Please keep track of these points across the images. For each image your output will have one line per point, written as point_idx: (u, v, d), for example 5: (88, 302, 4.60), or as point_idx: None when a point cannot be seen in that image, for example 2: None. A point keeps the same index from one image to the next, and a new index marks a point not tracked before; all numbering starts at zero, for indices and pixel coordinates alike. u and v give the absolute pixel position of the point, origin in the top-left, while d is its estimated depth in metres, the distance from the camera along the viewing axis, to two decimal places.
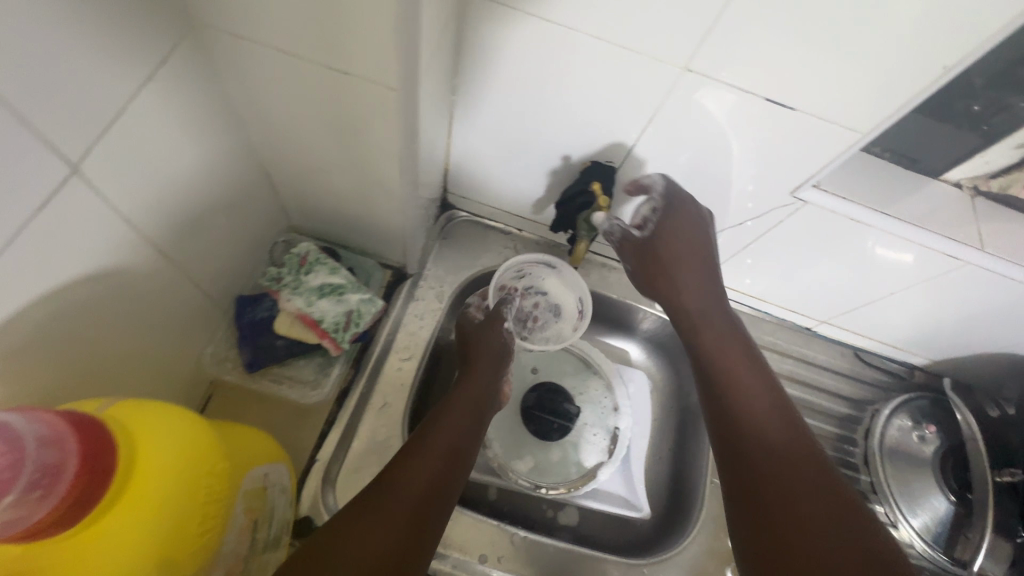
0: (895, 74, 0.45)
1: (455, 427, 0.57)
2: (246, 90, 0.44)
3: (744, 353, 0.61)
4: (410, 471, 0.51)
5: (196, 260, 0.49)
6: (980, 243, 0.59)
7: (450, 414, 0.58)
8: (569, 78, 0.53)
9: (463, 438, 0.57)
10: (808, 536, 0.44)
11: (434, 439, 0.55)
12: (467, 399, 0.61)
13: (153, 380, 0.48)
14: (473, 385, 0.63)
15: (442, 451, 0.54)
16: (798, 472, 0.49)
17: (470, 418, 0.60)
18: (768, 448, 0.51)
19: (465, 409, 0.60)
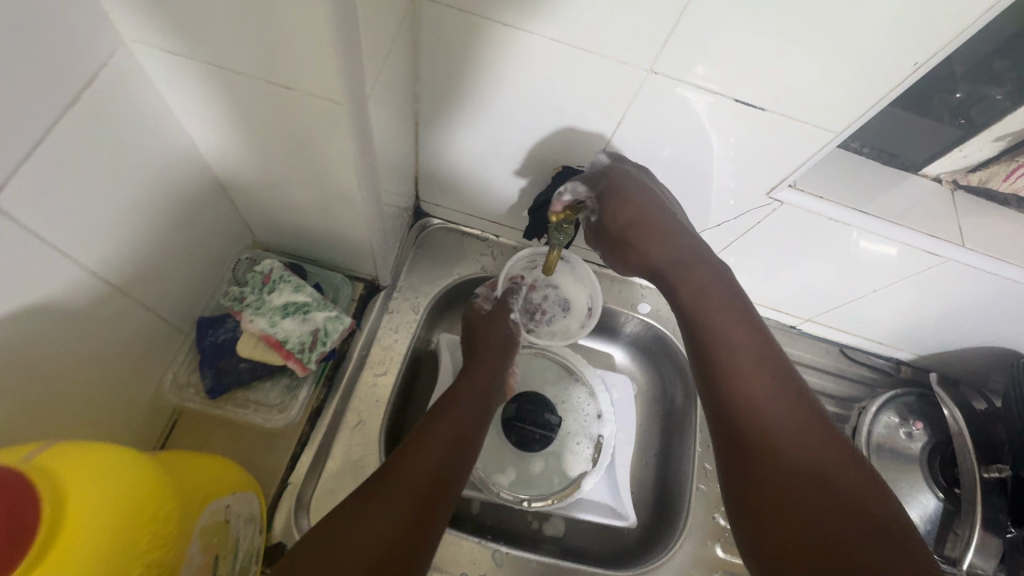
0: (864, 71, 0.44)
1: (461, 418, 0.56)
2: (192, 105, 0.42)
3: (729, 295, 0.51)
4: (415, 463, 0.50)
5: (149, 283, 0.47)
6: (961, 239, 0.58)
7: (454, 405, 0.57)
8: (534, 81, 0.52)
9: (467, 429, 0.56)
10: (814, 518, 0.37)
11: (439, 430, 0.54)
12: (472, 391, 0.60)
13: (109, 410, 0.47)
14: (479, 376, 0.62)
15: (446, 442, 0.53)
16: (799, 439, 0.41)
17: (475, 407, 0.59)
18: (767, 423, 0.43)
19: (470, 400, 0.59)
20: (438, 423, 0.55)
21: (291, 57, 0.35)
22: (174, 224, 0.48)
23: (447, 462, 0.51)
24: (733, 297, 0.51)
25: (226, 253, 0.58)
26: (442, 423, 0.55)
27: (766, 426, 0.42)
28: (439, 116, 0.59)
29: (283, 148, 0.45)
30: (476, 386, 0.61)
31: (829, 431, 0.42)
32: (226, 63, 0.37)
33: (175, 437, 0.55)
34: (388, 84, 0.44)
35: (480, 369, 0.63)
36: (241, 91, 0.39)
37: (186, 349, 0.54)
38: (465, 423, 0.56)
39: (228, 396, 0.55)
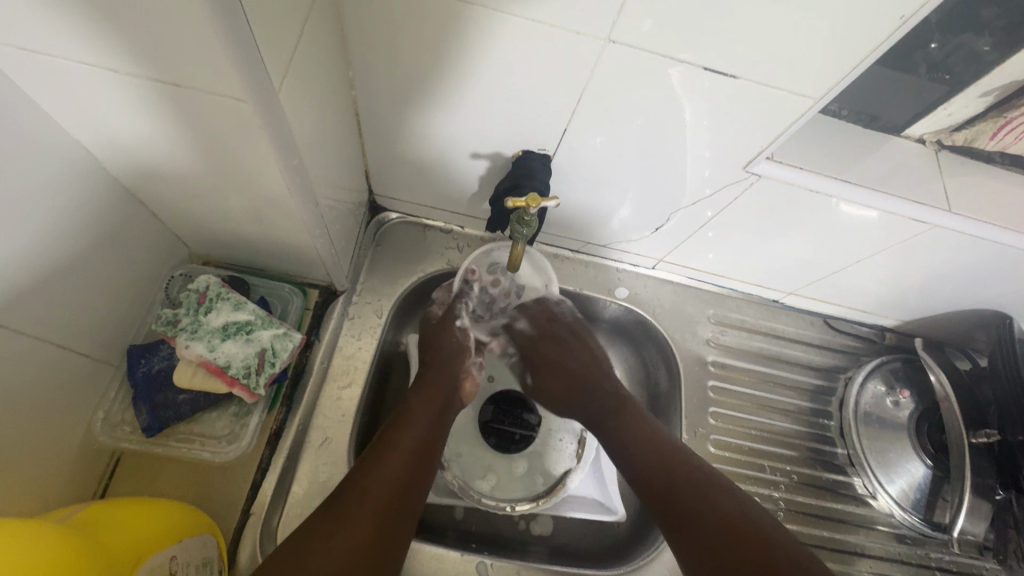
0: (836, 32, 0.40)
1: (419, 427, 0.52)
2: (74, 106, 0.37)
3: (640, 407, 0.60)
4: (372, 480, 0.46)
5: (51, 314, 0.42)
6: (947, 204, 0.55)
7: (412, 414, 0.53)
8: (478, 60, 0.47)
9: (427, 438, 0.52)
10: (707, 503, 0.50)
11: (398, 441, 0.50)
12: (429, 398, 0.56)
13: (33, 453, 0.42)
14: (434, 382, 0.58)
15: (406, 454, 0.49)
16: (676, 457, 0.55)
17: (430, 414, 0.55)
18: (676, 471, 0.53)
19: (427, 407, 0.55)
20: (397, 434, 0.51)
21: (177, 51, 0.31)
22: (89, 243, 0.45)
23: (406, 476, 0.48)
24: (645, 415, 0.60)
25: (157, 270, 0.54)
26: (402, 432, 0.51)
27: (663, 454, 0.55)
28: (381, 103, 0.53)
29: (197, 154, 0.41)
30: (434, 392, 0.57)
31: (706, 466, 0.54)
32: (106, 65, 0.33)
33: (117, 484, 0.51)
34: (306, 73, 0.39)
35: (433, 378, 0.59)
36: (133, 96, 0.35)
37: (117, 383, 0.50)
38: (424, 431, 0.52)
39: (170, 433, 0.51)
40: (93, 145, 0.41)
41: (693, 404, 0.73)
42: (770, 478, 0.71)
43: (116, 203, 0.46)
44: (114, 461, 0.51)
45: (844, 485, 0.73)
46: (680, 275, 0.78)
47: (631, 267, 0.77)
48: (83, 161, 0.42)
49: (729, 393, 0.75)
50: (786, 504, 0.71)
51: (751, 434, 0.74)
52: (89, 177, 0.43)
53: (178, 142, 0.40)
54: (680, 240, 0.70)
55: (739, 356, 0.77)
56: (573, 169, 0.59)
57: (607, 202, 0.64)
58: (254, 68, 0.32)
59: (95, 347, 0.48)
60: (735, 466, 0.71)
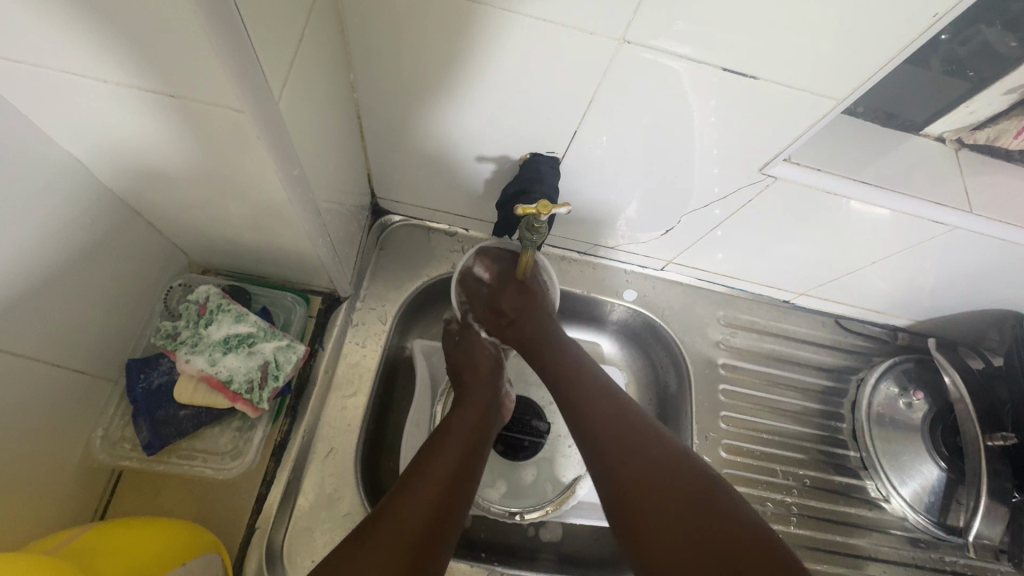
0: (863, 30, 0.38)
1: (455, 453, 0.49)
2: (63, 115, 0.35)
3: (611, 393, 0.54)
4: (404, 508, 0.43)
5: (46, 332, 0.41)
6: (968, 205, 0.53)
7: (446, 440, 0.50)
8: (485, 60, 0.45)
9: (463, 464, 0.49)
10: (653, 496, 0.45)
11: (434, 466, 0.47)
12: (466, 424, 0.53)
13: (33, 474, 0.41)
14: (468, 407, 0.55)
15: (442, 480, 0.46)
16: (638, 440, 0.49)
17: (470, 438, 0.52)
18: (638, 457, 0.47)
19: (464, 434, 0.52)
20: (432, 460, 0.48)
21: (174, 60, 0.29)
22: (84, 256, 0.43)
23: (442, 507, 0.45)
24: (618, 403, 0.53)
25: (156, 281, 0.52)
26: (436, 457, 0.48)
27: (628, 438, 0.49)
28: (384, 105, 0.51)
29: (195, 165, 0.39)
30: (470, 418, 0.54)
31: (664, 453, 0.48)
32: (96, 74, 0.31)
33: (118, 502, 0.49)
34: (307, 78, 0.37)
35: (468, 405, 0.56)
36: (127, 107, 0.34)
37: (116, 400, 0.49)
38: (461, 456, 0.50)
39: (172, 449, 0.50)
40: (86, 157, 0.40)
41: (703, 408, 0.72)
42: (781, 483, 0.70)
43: (112, 215, 0.44)
44: (115, 478, 0.50)
45: (856, 488, 0.72)
46: (689, 276, 0.76)
47: (639, 269, 0.76)
48: (76, 173, 0.40)
49: (740, 396, 0.74)
50: (798, 509, 0.70)
51: (762, 438, 0.73)
52: (83, 189, 0.41)
53: (174, 153, 0.38)
54: (690, 241, 0.68)
55: (749, 358, 0.76)
56: (582, 171, 0.58)
57: (616, 204, 0.62)
58: (253, 76, 0.30)
59: (91, 363, 0.46)
60: (747, 471, 0.70)
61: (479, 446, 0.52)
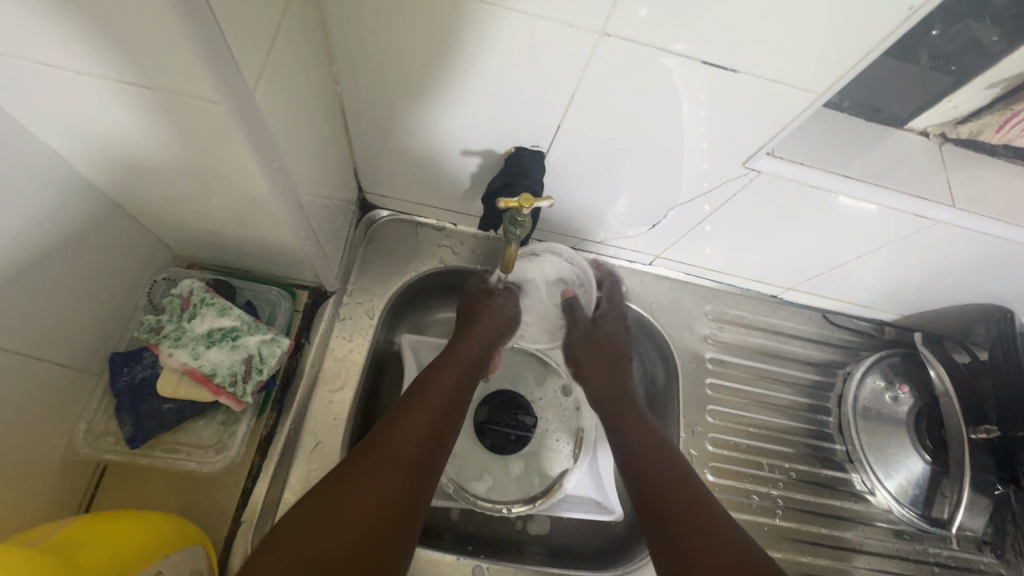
0: (841, 23, 0.38)
1: (428, 424, 0.50)
2: (37, 107, 0.35)
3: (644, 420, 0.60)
4: (370, 484, 0.44)
5: (27, 325, 0.41)
6: (950, 199, 0.54)
7: (424, 397, 0.52)
8: (467, 52, 0.45)
9: (436, 435, 0.50)
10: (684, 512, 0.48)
11: (411, 423, 0.49)
12: (444, 394, 0.53)
13: (14, 467, 0.41)
14: (445, 375, 0.55)
15: (417, 439, 0.48)
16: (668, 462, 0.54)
17: (449, 395, 0.53)
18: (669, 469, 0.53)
19: (443, 393, 0.53)
20: (397, 439, 0.47)
21: (147, 51, 0.29)
22: (65, 250, 0.43)
23: (411, 479, 0.46)
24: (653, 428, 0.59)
25: (139, 275, 0.52)
26: (414, 415, 0.50)
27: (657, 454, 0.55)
28: (368, 98, 0.51)
29: (175, 157, 0.39)
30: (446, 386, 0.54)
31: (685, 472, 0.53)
32: (66, 65, 0.31)
33: (103, 495, 0.50)
34: (286, 70, 0.37)
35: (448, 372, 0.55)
36: (102, 99, 0.34)
37: (99, 393, 0.49)
38: (435, 422, 0.50)
39: (156, 443, 0.50)
40: (64, 149, 0.39)
41: (690, 402, 0.73)
42: (767, 476, 0.71)
43: (93, 208, 0.44)
44: (100, 472, 0.50)
45: (842, 481, 0.72)
46: (677, 271, 0.77)
47: (628, 263, 0.76)
48: (54, 165, 0.40)
49: (726, 390, 0.74)
50: (784, 501, 0.70)
51: (749, 431, 0.73)
52: (62, 182, 0.41)
53: (153, 144, 0.38)
54: (678, 235, 0.68)
55: (737, 352, 0.76)
56: (568, 166, 0.58)
57: (603, 198, 0.62)
58: (226, 68, 0.30)
59: (73, 357, 0.46)
60: (733, 464, 0.71)
61: (448, 422, 0.52)
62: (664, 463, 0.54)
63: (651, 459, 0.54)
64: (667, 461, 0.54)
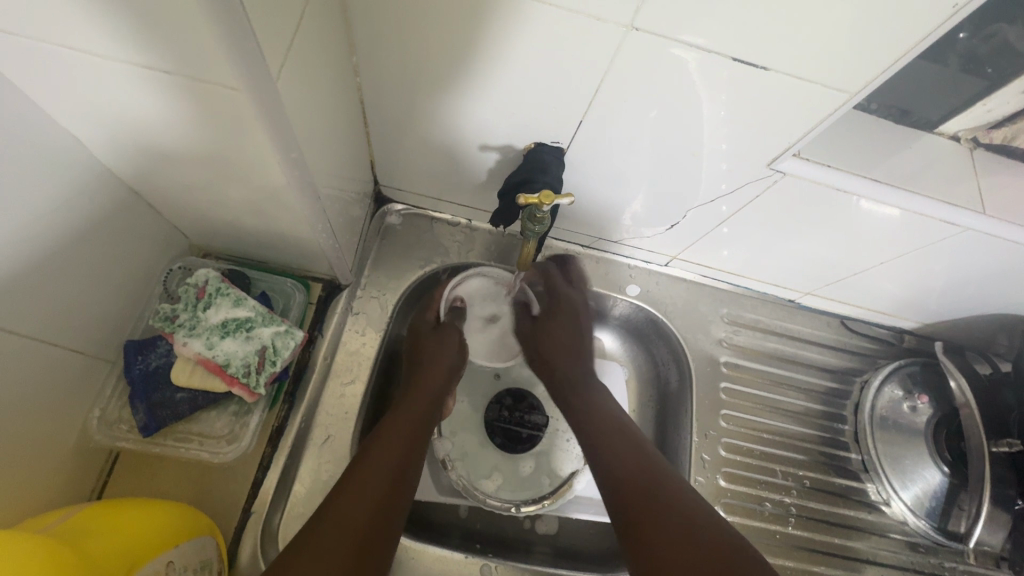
0: (877, 23, 0.37)
1: (396, 458, 0.48)
2: (64, 96, 0.35)
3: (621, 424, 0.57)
4: (343, 518, 0.43)
5: (44, 313, 0.41)
6: (981, 206, 0.52)
7: (391, 431, 0.50)
8: (490, 44, 0.44)
9: (404, 466, 0.49)
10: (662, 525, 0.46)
11: (377, 458, 0.48)
12: (411, 422, 0.52)
13: (31, 453, 0.42)
14: (410, 407, 0.54)
15: (386, 473, 0.47)
16: (648, 469, 0.51)
17: (417, 430, 0.52)
18: (649, 475, 0.51)
19: (410, 425, 0.52)
20: (361, 475, 0.46)
21: (170, 38, 0.29)
22: (84, 237, 0.43)
23: (378, 515, 0.45)
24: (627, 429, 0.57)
25: (156, 263, 0.52)
26: (383, 447, 0.49)
27: (632, 459, 0.53)
28: (387, 88, 0.51)
29: (195, 144, 0.39)
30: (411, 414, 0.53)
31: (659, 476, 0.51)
32: (90, 51, 0.31)
33: (116, 482, 0.50)
34: (307, 60, 0.37)
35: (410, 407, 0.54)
36: (120, 87, 0.34)
37: (114, 380, 0.49)
38: (405, 456, 0.49)
39: (168, 432, 0.49)
40: (84, 135, 0.39)
41: (704, 405, 0.72)
42: (781, 483, 0.70)
43: (112, 194, 0.44)
44: (112, 459, 0.50)
45: (857, 491, 0.71)
46: (693, 273, 0.75)
47: (643, 264, 0.75)
48: (72, 149, 0.40)
49: (741, 395, 0.73)
50: (797, 510, 0.69)
51: (763, 438, 0.72)
52: (83, 170, 0.41)
53: (171, 133, 0.38)
54: (695, 237, 0.67)
55: (752, 357, 0.75)
56: (587, 163, 0.57)
57: (621, 196, 0.61)
58: (251, 55, 0.30)
59: (87, 345, 0.46)
60: (746, 470, 0.70)
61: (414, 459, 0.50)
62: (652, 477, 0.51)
63: (629, 466, 0.52)
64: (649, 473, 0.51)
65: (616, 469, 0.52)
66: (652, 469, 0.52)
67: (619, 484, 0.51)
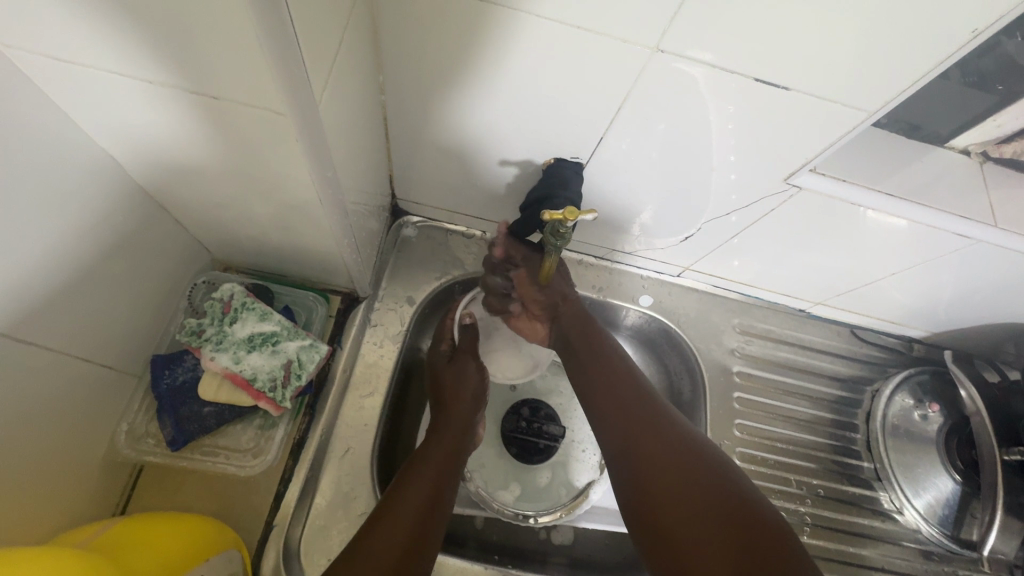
0: (896, 46, 0.38)
1: (427, 489, 0.48)
2: (104, 117, 0.36)
3: (633, 387, 0.55)
4: (377, 548, 0.42)
5: (76, 329, 0.42)
6: (992, 218, 0.53)
7: (422, 464, 0.51)
8: (514, 64, 0.45)
9: (434, 500, 0.48)
10: (672, 499, 0.45)
11: (408, 492, 0.47)
12: (441, 455, 0.52)
13: (61, 468, 0.42)
14: (439, 441, 0.54)
15: (417, 505, 0.46)
16: (661, 437, 0.49)
17: (447, 464, 0.52)
18: (660, 442, 0.49)
19: (440, 459, 0.52)
20: (393, 506, 0.46)
21: (219, 64, 0.30)
22: (115, 254, 0.44)
23: (410, 545, 0.44)
24: (639, 390, 0.54)
25: (181, 277, 0.53)
26: (413, 481, 0.48)
27: (643, 424, 0.51)
28: (410, 105, 0.52)
29: (228, 162, 0.39)
30: (443, 446, 0.54)
31: (670, 442, 0.49)
32: (136, 76, 0.32)
33: (141, 496, 0.50)
34: (344, 81, 0.37)
35: (441, 440, 0.54)
36: (164, 111, 0.35)
37: (141, 394, 0.50)
38: (436, 489, 0.49)
39: (194, 445, 0.50)
40: (121, 154, 0.40)
41: (717, 415, 0.72)
42: (795, 492, 0.70)
43: (143, 211, 0.45)
44: (137, 473, 0.50)
45: (869, 499, 0.71)
46: (705, 283, 0.76)
47: (656, 274, 0.76)
48: (106, 165, 0.41)
49: (753, 404, 0.74)
50: (812, 519, 0.69)
51: (776, 447, 0.72)
52: (117, 188, 0.42)
53: (206, 153, 0.39)
54: (708, 248, 0.68)
55: (764, 367, 0.76)
56: (605, 177, 0.57)
57: (636, 210, 0.62)
58: (296, 81, 0.31)
59: (116, 360, 0.47)
60: (760, 479, 0.70)
61: (444, 493, 0.50)
62: (661, 446, 0.49)
63: (643, 431, 0.50)
64: (658, 442, 0.49)
65: (627, 435, 0.51)
66: (664, 437, 0.49)
67: (628, 456, 0.50)
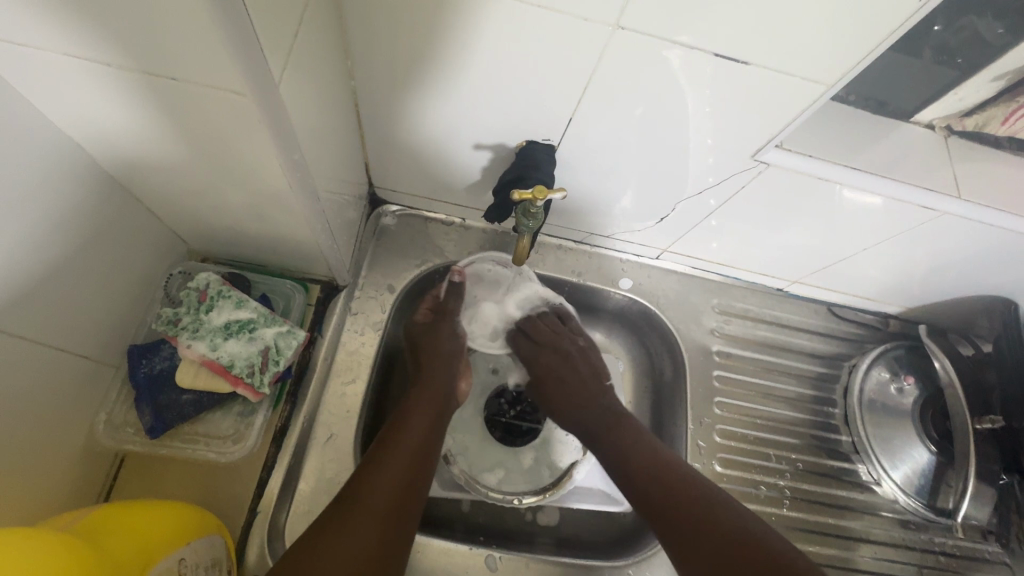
0: (851, 19, 0.39)
1: (417, 439, 0.51)
2: (67, 105, 0.36)
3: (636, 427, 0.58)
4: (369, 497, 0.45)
5: (50, 318, 0.42)
6: (957, 191, 0.55)
7: (411, 417, 0.53)
8: (480, 46, 0.45)
9: (423, 449, 0.51)
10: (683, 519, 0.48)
11: (398, 443, 0.50)
12: (427, 407, 0.55)
13: (41, 458, 0.42)
14: (426, 393, 0.56)
15: (408, 456, 0.49)
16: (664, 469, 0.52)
17: (433, 414, 0.55)
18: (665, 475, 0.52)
19: (427, 411, 0.54)
20: (387, 457, 0.48)
21: (177, 45, 0.30)
22: (86, 243, 0.44)
23: (402, 494, 0.47)
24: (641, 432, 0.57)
25: (155, 268, 0.53)
26: (403, 432, 0.51)
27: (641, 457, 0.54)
28: (381, 91, 0.52)
29: (194, 148, 0.39)
30: (431, 400, 0.56)
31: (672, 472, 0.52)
32: (96, 61, 0.32)
33: (123, 486, 0.50)
34: (306, 63, 0.38)
35: (429, 391, 0.56)
36: (126, 97, 0.35)
37: (119, 384, 0.50)
38: (425, 438, 0.52)
39: (175, 433, 0.51)
40: (88, 144, 0.40)
41: (698, 394, 0.73)
42: (774, 467, 0.72)
43: (113, 200, 0.45)
44: (118, 463, 0.51)
45: (848, 472, 0.73)
46: (684, 265, 0.77)
47: (635, 257, 0.77)
48: (73, 155, 0.41)
49: (734, 382, 0.75)
50: (792, 492, 0.71)
51: (756, 423, 0.74)
52: (86, 178, 0.42)
53: (173, 140, 0.39)
54: (685, 229, 0.69)
55: (743, 345, 0.77)
56: (578, 158, 0.58)
57: (611, 192, 0.63)
58: (255, 61, 0.31)
59: (92, 350, 0.47)
60: (741, 455, 0.72)
61: (433, 442, 0.53)
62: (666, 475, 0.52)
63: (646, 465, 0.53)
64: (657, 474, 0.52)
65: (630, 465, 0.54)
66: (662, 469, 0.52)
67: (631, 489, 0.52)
